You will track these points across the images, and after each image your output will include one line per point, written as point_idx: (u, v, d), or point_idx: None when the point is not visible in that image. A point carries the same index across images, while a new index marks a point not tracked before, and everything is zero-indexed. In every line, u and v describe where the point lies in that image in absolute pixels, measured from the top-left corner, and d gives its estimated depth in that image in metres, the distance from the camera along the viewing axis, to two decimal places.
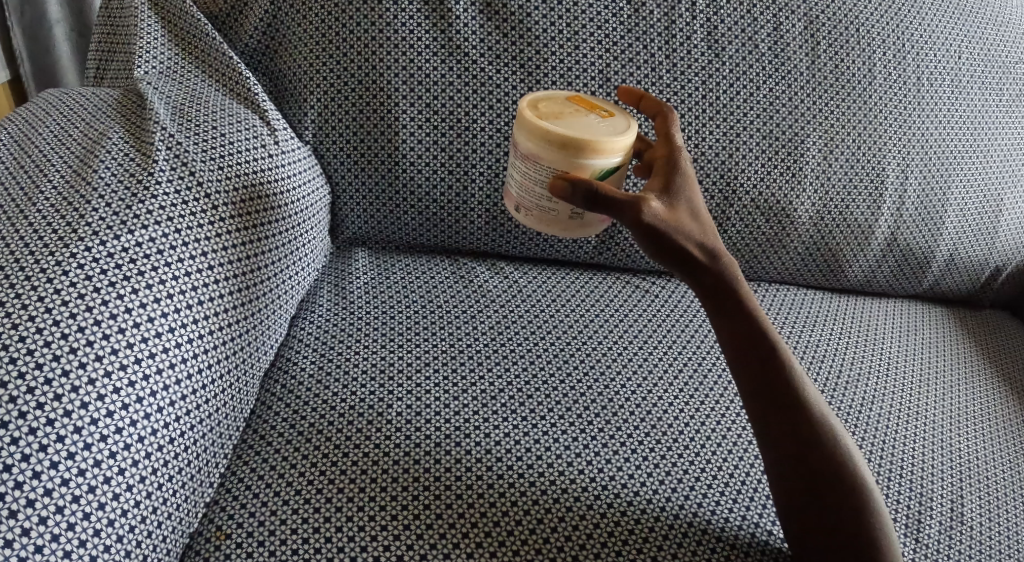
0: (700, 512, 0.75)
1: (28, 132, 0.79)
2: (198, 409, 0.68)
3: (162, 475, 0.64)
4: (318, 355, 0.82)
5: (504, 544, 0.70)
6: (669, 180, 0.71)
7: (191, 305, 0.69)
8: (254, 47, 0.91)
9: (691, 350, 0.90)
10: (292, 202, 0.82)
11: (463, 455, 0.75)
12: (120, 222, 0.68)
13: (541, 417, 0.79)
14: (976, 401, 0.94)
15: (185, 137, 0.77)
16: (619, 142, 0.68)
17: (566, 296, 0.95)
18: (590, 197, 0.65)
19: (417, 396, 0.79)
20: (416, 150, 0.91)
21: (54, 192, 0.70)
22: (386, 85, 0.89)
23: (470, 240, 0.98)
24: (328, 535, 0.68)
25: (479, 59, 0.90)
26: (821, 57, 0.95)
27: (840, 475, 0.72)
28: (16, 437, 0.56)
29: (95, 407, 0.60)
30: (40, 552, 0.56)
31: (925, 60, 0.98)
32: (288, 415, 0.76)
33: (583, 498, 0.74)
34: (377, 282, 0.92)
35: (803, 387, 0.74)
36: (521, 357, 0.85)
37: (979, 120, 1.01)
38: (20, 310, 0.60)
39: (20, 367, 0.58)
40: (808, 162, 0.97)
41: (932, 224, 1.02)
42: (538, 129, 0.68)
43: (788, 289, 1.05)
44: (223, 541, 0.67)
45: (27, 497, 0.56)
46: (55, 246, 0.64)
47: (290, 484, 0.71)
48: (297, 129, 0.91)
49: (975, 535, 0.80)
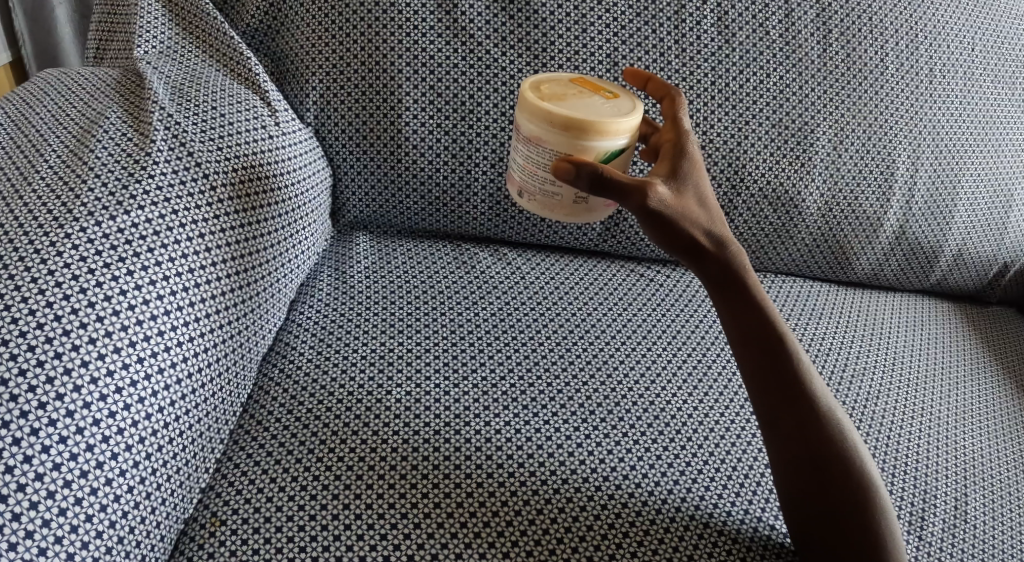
0: (702, 505, 0.73)
1: (26, 112, 0.78)
2: (193, 394, 0.67)
3: (157, 460, 0.63)
4: (316, 340, 0.81)
5: (502, 535, 0.69)
6: (676, 164, 0.69)
7: (188, 287, 0.68)
8: (256, 28, 0.89)
9: (696, 340, 0.89)
10: (290, 185, 0.81)
11: (463, 444, 0.74)
12: (116, 202, 0.66)
13: (542, 405, 0.78)
14: (983, 397, 0.93)
15: (183, 117, 0.75)
16: (625, 123, 0.66)
17: (569, 283, 0.94)
18: (595, 180, 0.63)
19: (417, 383, 0.78)
20: (420, 134, 0.90)
21: (50, 172, 0.69)
22: (391, 67, 0.87)
23: (473, 225, 0.96)
24: (324, 523, 0.67)
25: (485, 41, 0.88)
26: (833, 45, 0.94)
27: (846, 470, 0.70)
28: (7, 420, 0.55)
29: (88, 390, 0.59)
30: (31, 537, 0.55)
31: (939, 52, 0.96)
32: (285, 400, 0.75)
33: (584, 489, 0.72)
34: (379, 267, 0.91)
35: (809, 379, 0.72)
36: (522, 345, 0.83)
37: (991, 113, 0.99)
38: (13, 291, 0.59)
39: (13, 349, 0.57)
40: (817, 152, 0.96)
41: (942, 218, 1.01)
42: (541, 110, 0.66)
43: (796, 280, 1.04)
44: (218, 528, 0.66)
45: (18, 482, 0.55)
46: (51, 226, 0.63)
47: (287, 469, 0.70)
48: (299, 111, 0.89)
49: (980, 534, 0.78)
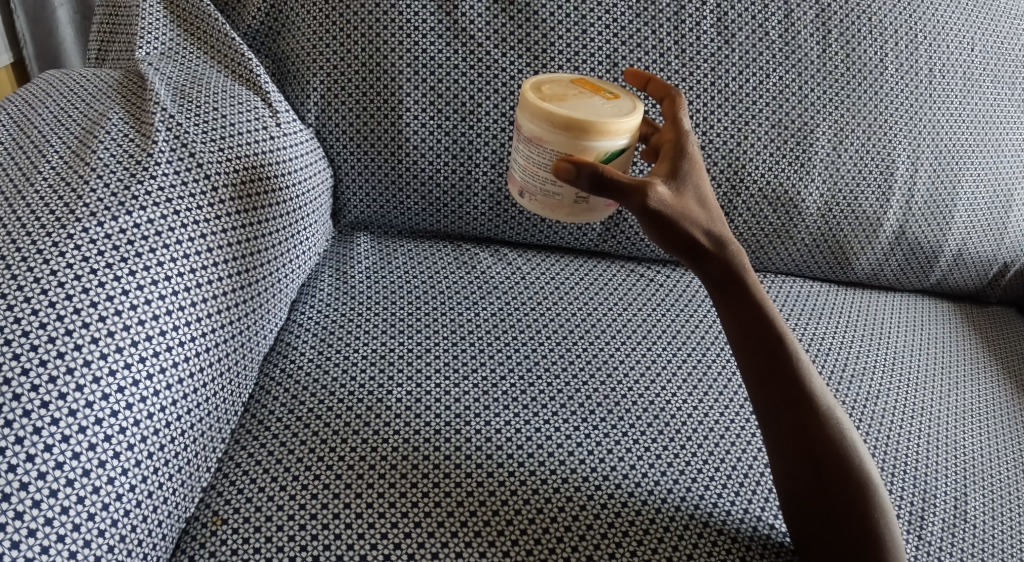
0: (702, 505, 0.74)
1: (28, 113, 0.78)
2: (195, 393, 0.67)
3: (159, 459, 0.63)
4: (317, 340, 0.81)
5: (503, 534, 0.69)
6: (676, 164, 0.69)
7: (190, 287, 0.68)
8: (257, 29, 0.89)
9: (696, 340, 0.89)
10: (292, 185, 0.81)
11: (464, 443, 0.74)
12: (118, 202, 0.67)
13: (542, 405, 0.78)
14: (982, 397, 0.93)
15: (185, 117, 0.76)
16: (625, 124, 0.66)
17: (569, 283, 0.94)
18: (595, 180, 0.64)
19: (418, 383, 0.78)
20: (421, 134, 0.90)
21: (52, 172, 0.69)
22: (391, 68, 0.88)
23: (473, 226, 0.97)
24: (324, 522, 0.67)
25: (485, 42, 0.88)
26: (833, 46, 0.94)
27: (845, 469, 0.71)
28: (10, 419, 0.55)
29: (90, 390, 0.59)
30: (33, 535, 0.55)
31: (938, 52, 0.96)
32: (286, 400, 0.75)
33: (584, 489, 0.73)
34: (380, 268, 0.91)
35: (809, 378, 0.72)
36: (522, 345, 0.84)
37: (991, 113, 1.00)
38: (15, 291, 0.59)
39: (15, 348, 0.57)
40: (817, 152, 0.96)
41: (941, 218, 1.01)
42: (541, 111, 0.67)
43: (795, 280, 1.04)
44: (219, 527, 0.67)
45: (21, 481, 0.55)
46: (53, 226, 0.63)
47: (288, 469, 0.70)
48: (300, 111, 0.90)
49: (979, 534, 0.79)
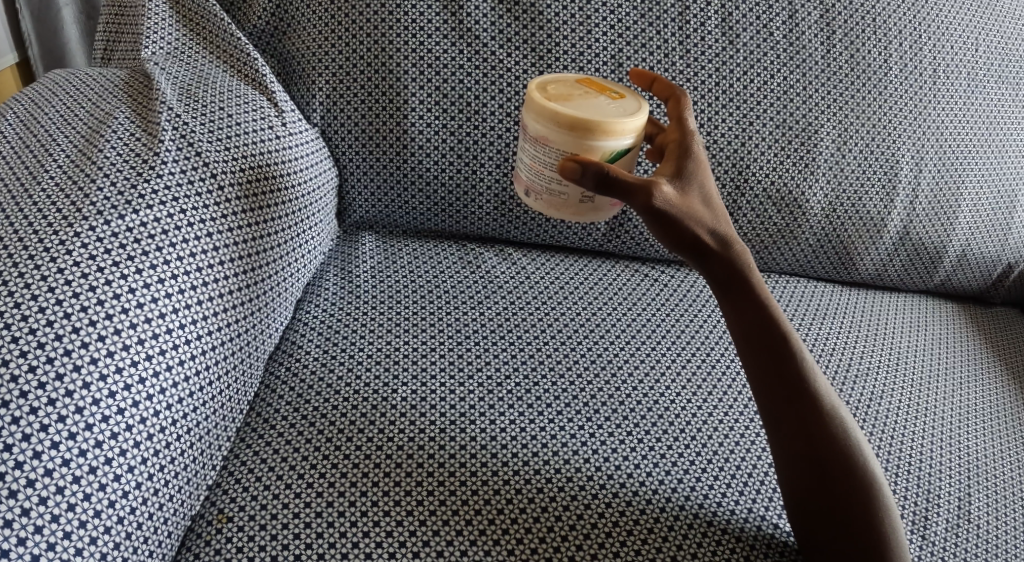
0: (706, 503, 0.74)
1: (34, 112, 0.78)
2: (201, 392, 0.68)
3: (164, 457, 0.64)
4: (323, 339, 0.81)
5: (507, 533, 0.69)
6: (681, 163, 0.69)
7: (196, 285, 0.68)
8: (263, 29, 0.90)
9: (700, 339, 0.89)
10: (297, 184, 0.81)
11: (468, 442, 0.74)
12: (125, 201, 0.67)
13: (547, 405, 0.78)
14: (986, 397, 0.93)
15: (191, 117, 0.76)
16: (630, 123, 0.66)
17: (574, 283, 0.94)
18: (601, 180, 0.64)
19: (423, 382, 0.78)
20: (426, 134, 0.90)
21: (58, 171, 0.69)
22: (397, 68, 0.88)
23: (477, 225, 0.97)
24: (330, 521, 0.67)
25: (490, 42, 0.89)
26: (837, 47, 0.94)
27: (849, 470, 0.71)
28: (17, 416, 0.56)
29: (96, 387, 0.59)
30: (39, 532, 0.55)
31: (943, 53, 0.97)
32: (292, 399, 0.75)
33: (588, 488, 0.73)
34: (385, 267, 0.91)
35: (813, 378, 0.72)
36: (526, 344, 0.84)
37: (995, 114, 1.00)
38: (22, 289, 0.59)
39: (22, 345, 0.57)
40: (821, 153, 0.96)
41: (945, 219, 1.01)
42: (547, 110, 0.67)
43: (799, 280, 1.04)
44: (224, 525, 0.67)
45: (27, 478, 0.55)
46: (60, 224, 0.64)
47: (293, 467, 0.70)
48: (305, 111, 0.90)
49: (983, 534, 0.79)
